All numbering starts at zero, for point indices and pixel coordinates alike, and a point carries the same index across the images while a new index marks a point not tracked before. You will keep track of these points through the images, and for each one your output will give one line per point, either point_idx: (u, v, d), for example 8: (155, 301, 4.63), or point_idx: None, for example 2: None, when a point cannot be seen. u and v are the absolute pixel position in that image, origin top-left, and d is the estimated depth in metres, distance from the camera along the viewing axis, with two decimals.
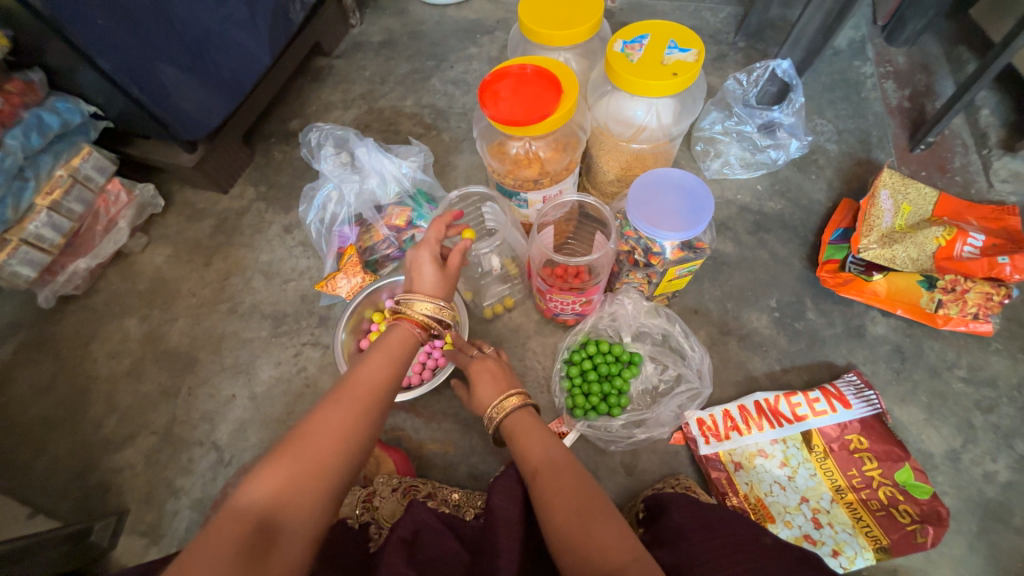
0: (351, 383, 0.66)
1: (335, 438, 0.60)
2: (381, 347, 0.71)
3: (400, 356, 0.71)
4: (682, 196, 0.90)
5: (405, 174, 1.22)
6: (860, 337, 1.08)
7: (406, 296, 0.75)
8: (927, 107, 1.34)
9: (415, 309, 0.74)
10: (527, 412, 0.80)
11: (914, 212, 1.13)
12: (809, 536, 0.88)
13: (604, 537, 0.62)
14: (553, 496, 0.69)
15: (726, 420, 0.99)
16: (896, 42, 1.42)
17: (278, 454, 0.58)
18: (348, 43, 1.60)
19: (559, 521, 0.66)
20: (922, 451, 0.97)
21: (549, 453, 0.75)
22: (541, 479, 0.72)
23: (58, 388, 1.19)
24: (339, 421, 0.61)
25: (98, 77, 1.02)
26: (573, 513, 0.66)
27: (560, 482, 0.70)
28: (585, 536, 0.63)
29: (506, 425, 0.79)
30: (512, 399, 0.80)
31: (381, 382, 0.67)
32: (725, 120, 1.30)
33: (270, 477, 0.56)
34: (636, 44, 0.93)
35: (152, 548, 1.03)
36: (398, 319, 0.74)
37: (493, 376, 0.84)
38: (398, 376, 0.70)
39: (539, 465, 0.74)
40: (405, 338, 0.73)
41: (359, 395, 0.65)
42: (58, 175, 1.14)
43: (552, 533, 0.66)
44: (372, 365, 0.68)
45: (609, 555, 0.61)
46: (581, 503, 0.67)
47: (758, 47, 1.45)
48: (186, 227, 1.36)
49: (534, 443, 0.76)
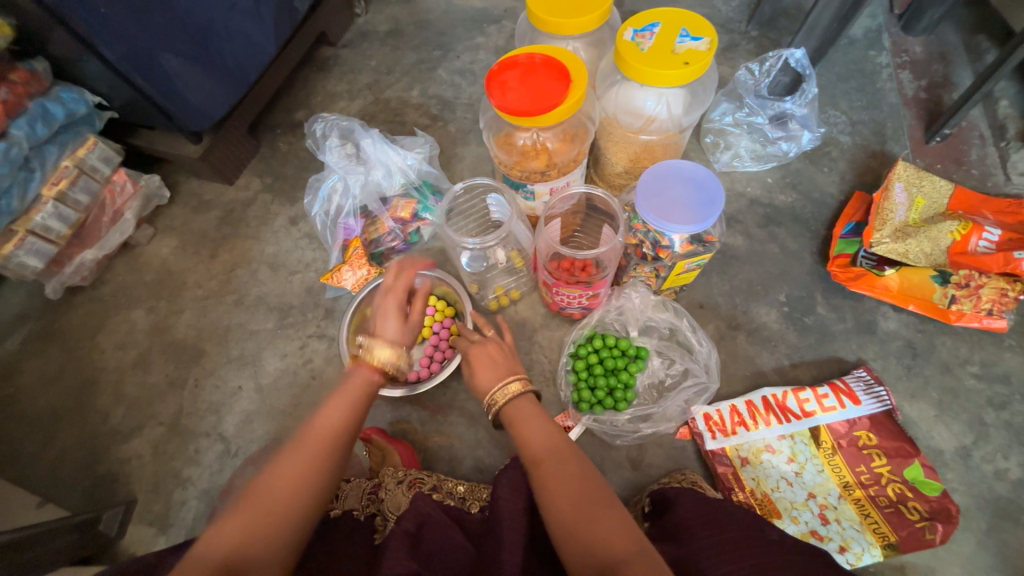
0: (309, 430, 0.67)
1: (293, 486, 0.62)
2: (339, 395, 0.70)
3: (359, 404, 0.70)
4: (692, 188, 0.89)
5: (410, 166, 1.21)
6: (871, 332, 1.07)
7: (368, 343, 0.73)
8: (944, 98, 1.31)
9: (375, 355, 0.72)
10: (528, 398, 0.79)
11: (929, 206, 1.11)
12: (816, 532, 0.88)
13: (605, 528, 0.62)
14: (554, 486, 0.68)
15: (733, 415, 0.98)
16: (914, 31, 1.39)
17: (242, 502, 0.60)
18: (354, 32, 1.58)
19: (561, 510, 0.66)
20: (932, 447, 0.96)
21: (550, 441, 0.74)
22: (542, 467, 0.71)
23: (66, 378, 1.20)
24: (299, 469, 0.63)
25: (102, 66, 1.01)
26: (576, 503, 0.66)
27: (562, 471, 0.70)
28: (587, 525, 0.63)
29: (506, 411, 0.78)
30: (514, 385, 0.79)
31: (340, 428, 0.68)
32: (735, 111, 1.28)
33: (233, 525, 0.58)
34: (647, 33, 0.91)
35: (160, 537, 1.05)
36: (357, 364, 0.72)
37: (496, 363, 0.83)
38: (357, 419, 0.70)
39: (540, 454, 0.73)
40: (364, 384, 0.71)
41: (321, 440, 0.66)
42: (63, 166, 1.14)
43: (553, 521, 0.66)
44: (331, 412, 0.68)
45: (611, 545, 0.61)
46: (584, 492, 0.67)
47: (770, 36, 1.42)
48: (192, 219, 1.36)
49: (535, 430, 0.75)
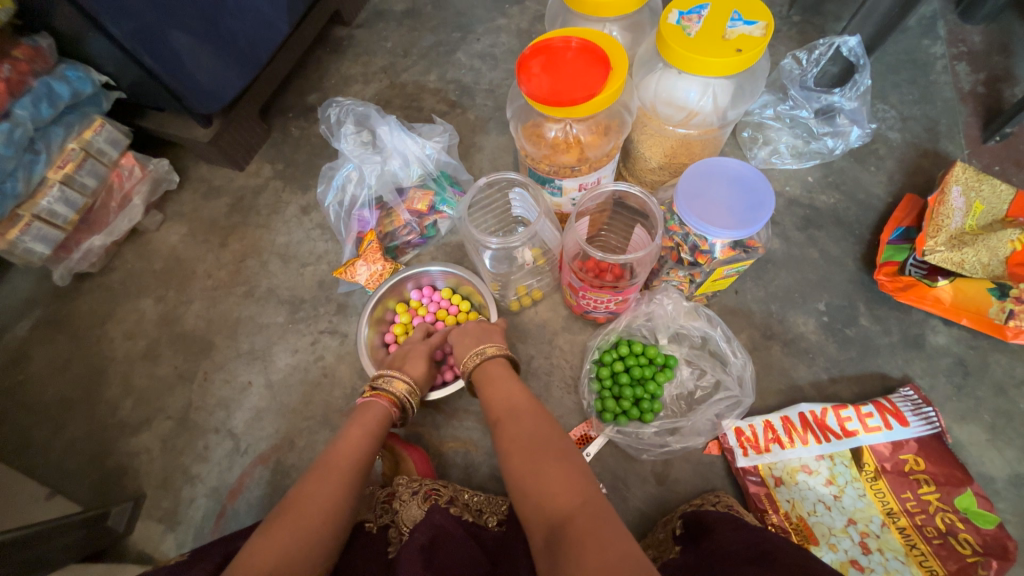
0: (331, 457, 0.73)
1: (323, 505, 0.66)
2: (358, 421, 0.79)
3: (375, 428, 0.79)
4: (738, 189, 0.82)
5: (428, 156, 1.13)
6: (918, 347, 1.00)
7: (386, 375, 0.86)
8: (1004, 93, 1.21)
9: (393, 386, 0.85)
10: (498, 362, 0.83)
11: (986, 212, 1.01)
12: (856, 562, 0.83)
13: (554, 484, 0.60)
14: (511, 445, 0.69)
15: (767, 432, 0.93)
16: (973, 19, 1.28)
17: (270, 526, 0.63)
18: (369, 11, 1.50)
19: (516, 469, 0.65)
20: (983, 474, 0.90)
21: (512, 402, 0.76)
22: (501, 425, 0.72)
23: (74, 368, 1.17)
24: (326, 492, 0.68)
25: (108, 43, 0.95)
26: (529, 459, 0.65)
27: (519, 429, 0.70)
28: (538, 479, 0.62)
29: (476, 375, 0.83)
30: (488, 349, 0.84)
31: (361, 454, 0.75)
32: (777, 103, 1.19)
33: (266, 545, 0.60)
34: (693, 16, 0.83)
35: (169, 535, 1.02)
36: (375, 395, 0.84)
37: (473, 334, 0.89)
38: (374, 447, 0.77)
39: (501, 413, 0.75)
40: (380, 412, 0.82)
41: (342, 466, 0.72)
42: (70, 148, 1.09)
43: (510, 478, 0.66)
44: (350, 440, 0.76)
45: (558, 501, 0.58)
46: (539, 451, 0.66)
47: (815, 21, 1.32)
48: (202, 205, 1.31)
49: (500, 393, 0.78)
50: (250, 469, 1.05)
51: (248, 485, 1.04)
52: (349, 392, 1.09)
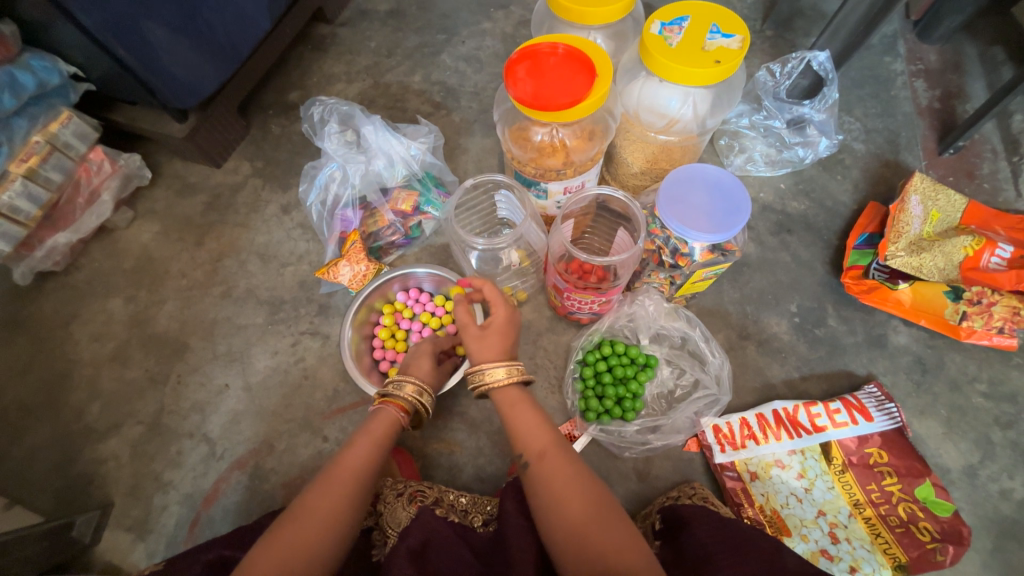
0: (338, 465, 0.71)
1: (322, 520, 0.65)
2: (365, 430, 0.75)
3: (384, 438, 0.76)
4: (715, 195, 0.85)
5: (413, 157, 1.14)
6: (881, 346, 1.06)
7: (396, 380, 0.83)
8: (957, 109, 1.29)
9: (405, 391, 0.82)
10: (514, 390, 0.76)
11: (942, 219, 1.09)
12: (826, 552, 0.87)
13: (616, 537, 0.61)
14: (565, 488, 0.66)
15: (743, 428, 0.96)
16: (929, 39, 1.36)
17: (268, 538, 0.63)
18: (353, 10, 1.49)
19: (572, 514, 0.64)
20: (940, 465, 0.96)
21: (558, 435, 0.72)
22: (549, 460, 0.68)
23: (36, 372, 1.12)
24: (327, 501, 0.67)
25: (77, 31, 0.92)
26: (589, 506, 0.64)
27: (570, 471, 0.68)
28: (600, 530, 0.62)
29: (494, 388, 0.75)
30: (506, 372, 0.74)
31: (366, 463, 0.72)
32: (752, 113, 1.24)
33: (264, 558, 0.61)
34: (674, 27, 0.86)
35: (139, 544, 0.98)
36: (386, 402, 0.80)
37: (504, 333, 0.78)
38: (381, 454, 0.75)
39: (545, 446, 0.70)
40: (389, 420, 0.78)
41: (353, 466, 0.71)
42: (35, 141, 1.05)
43: (561, 520, 0.64)
44: (357, 448, 0.73)
45: (620, 555, 0.60)
46: (596, 498, 0.65)
47: (786, 36, 1.38)
48: (176, 203, 1.27)
49: (535, 424, 0.72)
50: (227, 474, 1.02)
51: (224, 490, 1.01)
52: (331, 394, 1.07)
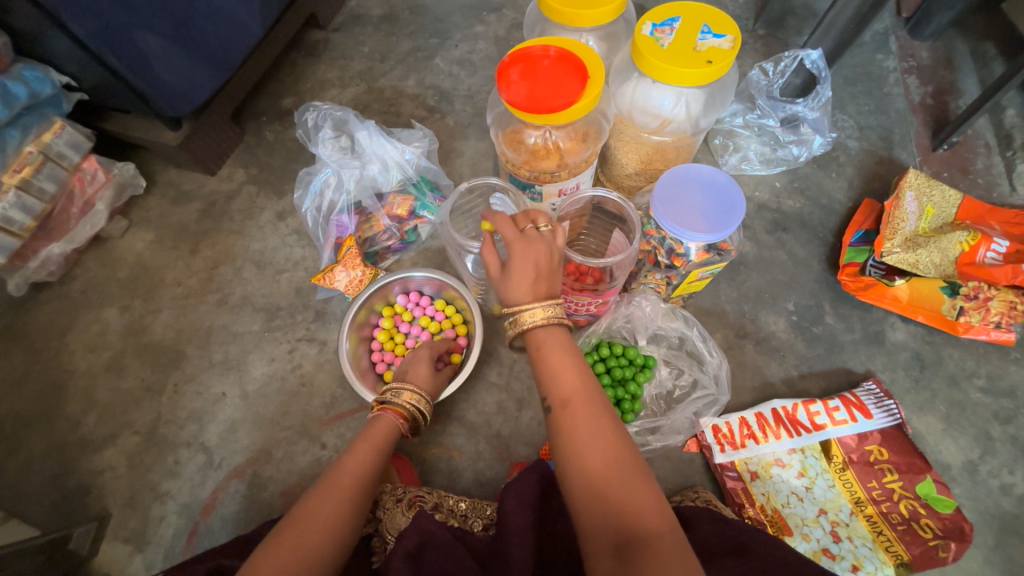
0: (337, 472, 0.72)
1: (324, 525, 0.65)
2: (364, 437, 0.77)
3: (383, 446, 0.77)
4: (710, 195, 0.85)
5: (408, 161, 1.13)
6: (879, 343, 1.06)
7: (393, 388, 0.84)
8: (950, 105, 1.30)
9: (403, 398, 0.83)
10: (560, 329, 0.69)
11: (938, 215, 1.09)
12: (828, 550, 0.86)
13: (638, 496, 0.56)
14: (588, 439, 0.60)
15: (743, 428, 0.96)
16: (921, 36, 1.37)
17: (268, 545, 0.62)
18: (346, 16, 1.49)
19: (591, 466, 0.59)
20: (940, 462, 0.96)
21: (586, 383, 0.65)
22: (573, 409, 0.63)
23: (31, 383, 1.11)
24: (328, 506, 0.67)
25: (69, 42, 0.92)
26: (613, 461, 0.59)
27: (595, 422, 0.62)
28: (620, 490, 0.57)
29: (529, 335, 0.68)
30: (544, 310, 0.67)
31: (367, 469, 0.74)
32: (746, 112, 1.24)
33: (266, 563, 0.60)
34: (666, 28, 0.86)
35: (137, 556, 0.98)
36: (384, 409, 0.81)
37: (528, 270, 0.68)
38: (381, 461, 0.76)
39: (570, 395, 0.64)
40: (389, 428, 0.79)
41: (351, 473, 0.72)
42: (28, 151, 1.05)
43: (580, 471, 0.59)
44: (357, 454, 0.75)
45: (641, 516, 0.55)
46: (622, 453, 0.59)
47: (778, 35, 1.38)
48: (171, 211, 1.27)
49: (564, 370, 0.66)
50: (225, 483, 1.02)
51: (222, 499, 1.01)
52: (329, 401, 1.07)
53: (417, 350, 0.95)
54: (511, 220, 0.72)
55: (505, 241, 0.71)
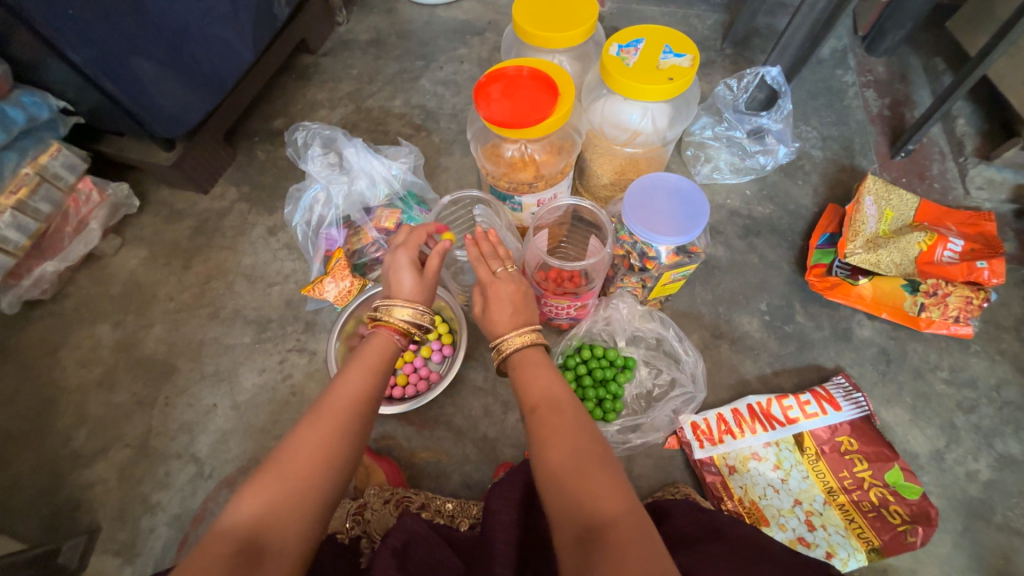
0: (331, 397, 0.64)
1: (308, 467, 0.58)
2: (357, 358, 0.69)
3: (379, 366, 0.69)
4: (677, 200, 0.90)
5: (394, 176, 1.19)
6: (847, 340, 1.11)
7: (384, 303, 0.73)
8: (906, 115, 1.38)
9: (393, 314, 0.72)
10: (537, 349, 0.74)
11: (897, 218, 1.15)
12: (803, 539, 0.90)
13: (599, 488, 0.58)
14: (552, 438, 0.63)
15: (720, 424, 0.99)
16: (876, 52, 1.46)
17: (257, 477, 0.57)
18: (335, 41, 1.56)
19: (554, 462, 0.61)
20: (908, 451, 1.00)
21: (553, 390, 0.69)
22: (540, 413, 0.66)
23: (21, 400, 1.12)
24: (314, 443, 0.60)
25: (68, 69, 0.96)
26: (574, 456, 0.61)
27: (560, 423, 0.65)
28: (581, 481, 0.59)
29: (510, 359, 0.74)
30: (525, 335, 0.73)
31: (366, 393, 0.66)
32: (715, 125, 1.32)
33: (244, 511, 0.55)
34: (631, 48, 0.93)
35: (126, 568, 0.98)
36: (377, 326, 0.72)
37: (510, 305, 0.76)
38: (377, 385, 0.68)
39: (538, 400, 0.68)
40: (385, 347, 0.71)
41: (340, 407, 0.63)
42: (25, 173, 1.08)
43: (546, 469, 0.62)
44: (350, 378, 0.66)
45: (602, 506, 0.56)
46: (584, 447, 0.62)
47: (745, 54, 1.47)
48: (164, 229, 1.30)
49: (535, 378, 0.71)
50: (215, 493, 1.03)
51: (212, 509, 1.02)
52: None
53: (398, 242, 0.78)
54: (484, 264, 0.79)
55: (482, 285, 0.79)
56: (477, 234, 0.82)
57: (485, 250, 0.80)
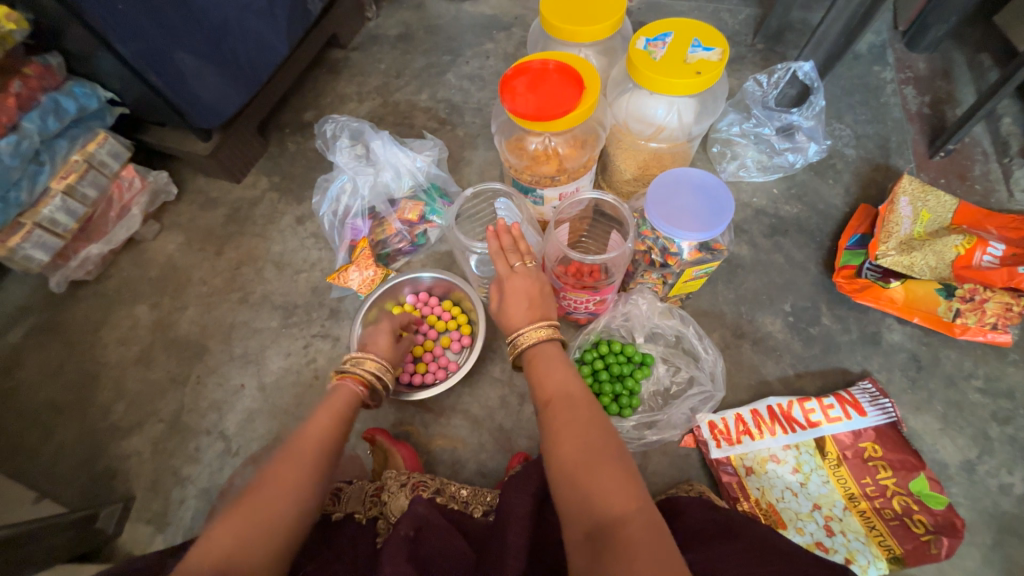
0: (300, 439, 0.67)
1: (289, 490, 0.61)
2: (327, 404, 0.73)
3: (345, 410, 0.74)
4: (700, 196, 0.89)
5: (419, 169, 1.20)
6: (875, 344, 1.07)
7: (354, 357, 0.84)
8: (947, 114, 1.32)
9: (362, 367, 0.82)
10: (554, 343, 0.75)
11: (933, 220, 1.11)
12: (821, 544, 0.88)
13: (610, 485, 0.57)
14: (564, 433, 0.64)
15: (738, 424, 0.98)
16: (917, 48, 1.40)
17: (236, 508, 0.58)
18: (364, 36, 1.59)
19: (565, 457, 0.62)
20: (937, 460, 0.97)
21: (567, 385, 0.70)
22: (553, 408, 0.67)
23: (66, 373, 1.19)
24: (293, 472, 0.63)
25: (116, 61, 1.01)
26: (585, 451, 0.61)
27: (573, 417, 0.65)
28: (591, 476, 0.59)
29: (525, 353, 0.75)
30: (541, 329, 0.75)
31: (331, 435, 0.70)
32: (742, 122, 1.29)
33: (224, 535, 0.55)
34: (659, 42, 0.92)
35: (158, 536, 1.03)
36: (342, 377, 0.80)
37: (527, 299, 0.77)
38: (345, 428, 0.72)
39: (552, 395, 0.69)
40: (348, 394, 0.77)
41: (312, 444, 0.67)
42: (74, 160, 1.14)
43: (558, 464, 0.62)
44: (319, 420, 0.71)
45: (612, 503, 0.56)
46: (595, 443, 0.62)
47: (777, 49, 1.44)
48: (199, 216, 1.36)
49: (549, 374, 0.71)
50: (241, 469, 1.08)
51: None
52: None
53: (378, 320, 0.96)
54: (502, 258, 0.81)
55: (500, 278, 0.81)
56: (494, 230, 0.83)
57: (505, 243, 0.82)
